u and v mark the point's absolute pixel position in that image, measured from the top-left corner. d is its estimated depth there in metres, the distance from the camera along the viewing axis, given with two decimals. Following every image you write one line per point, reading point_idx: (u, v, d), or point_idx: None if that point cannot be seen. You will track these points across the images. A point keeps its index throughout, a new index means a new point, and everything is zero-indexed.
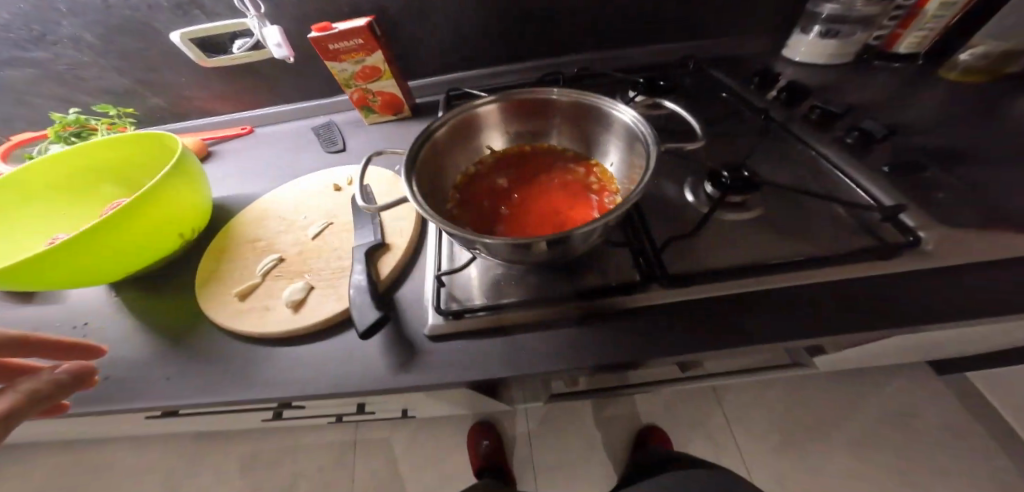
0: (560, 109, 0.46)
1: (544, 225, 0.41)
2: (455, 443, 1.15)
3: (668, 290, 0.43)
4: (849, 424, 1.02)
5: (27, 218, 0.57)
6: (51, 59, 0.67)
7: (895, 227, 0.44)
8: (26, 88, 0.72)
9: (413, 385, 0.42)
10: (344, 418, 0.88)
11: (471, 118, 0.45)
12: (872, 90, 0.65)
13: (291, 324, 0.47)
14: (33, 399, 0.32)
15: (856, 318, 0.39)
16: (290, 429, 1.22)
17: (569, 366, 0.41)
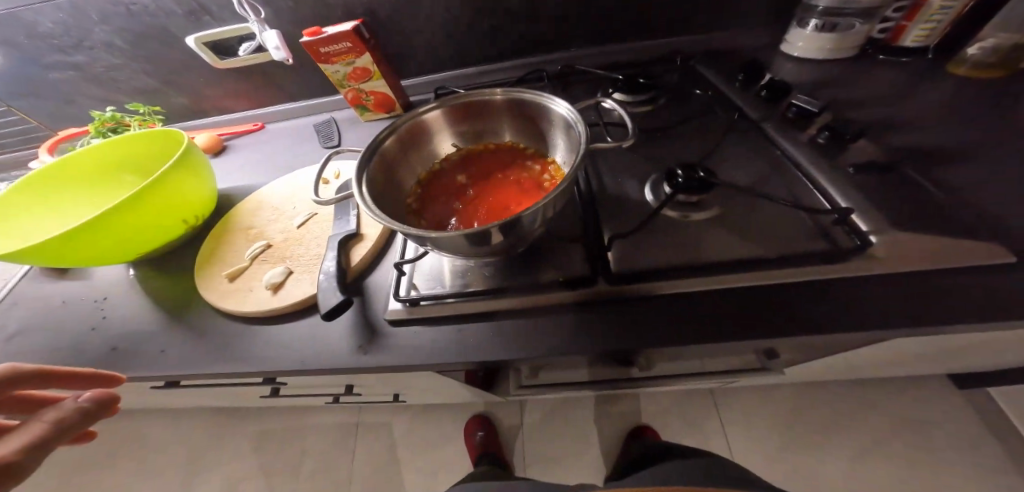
0: (511, 110, 0.49)
1: (495, 218, 0.44)
2: (451, 430, 1.20)
3: (610, 286, 0.44)
4: (846, 435, 0.99)
5: (59, 202, 0.62)
6: (89, 62, 0.74)
7: (846, 232, 0.42)
8: (70, 90, 0.79)
9: (372, 365, 0.45)
10: (340, 399, 0.94)
11: (425, 122, 0.49)
12: (875, 82, 0.61)
13: (269, 305, 0.51)
14: (54, 432, 0.30)
15: (796, 320, 0.39)
16: (298, 409, 1.29)
17: (511, 355, 0.44)
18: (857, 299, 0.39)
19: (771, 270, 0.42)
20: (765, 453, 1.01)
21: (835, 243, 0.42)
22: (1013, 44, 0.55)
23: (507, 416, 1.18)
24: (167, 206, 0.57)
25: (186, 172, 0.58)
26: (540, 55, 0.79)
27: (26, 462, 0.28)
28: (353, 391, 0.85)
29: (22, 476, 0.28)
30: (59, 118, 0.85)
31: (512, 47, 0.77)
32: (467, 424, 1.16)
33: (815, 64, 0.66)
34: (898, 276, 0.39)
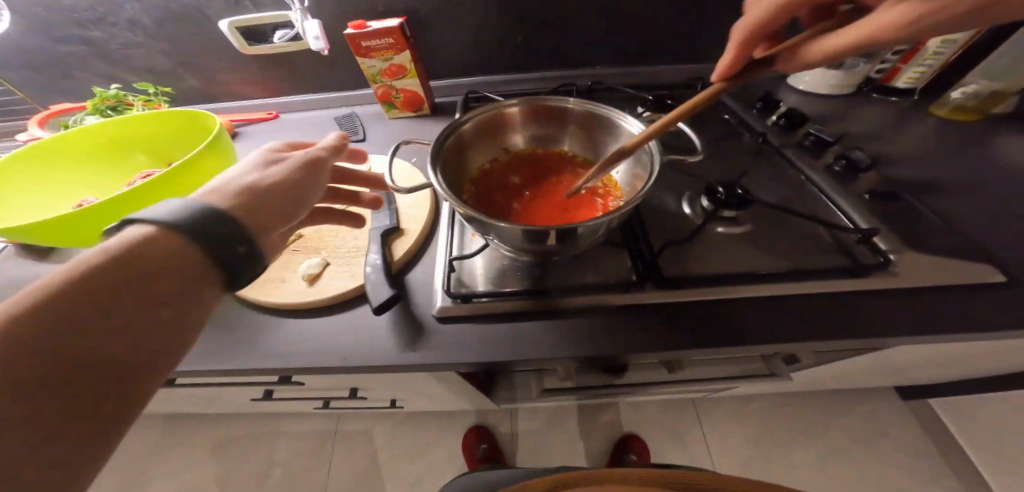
0: (577, 121, 0.50)
1: (553, 220, 0.46)
2: (438, 438, 1.17)
3: (659, 291, 0.47)
4: (817, 442, 1.07)
5: (58, 178, 0.59)
6: (107, 39, 0.70)
7: (870, 249, 0.48)
8: (72, 64, 0.73)
9: (422, 363, 0.45)
10: (333, 403, 0.89)
11: (499, 117, 0.50)
12: (874, 121, 0.68)
13: (301, 296, 0.49)
14: (320, 163, 0.41)
15: (832, 330, 0.44)
16: (270, 416, 1.20)
17: (563, 353, 0.45)
18: (879, 306, 0.44)
19: (805, 280, 0.46)
20: (745, 460, 1.06)
21: (858, 259, 0.48)
22: (987, 96, 0.65)
23: (502, 421, 1.18)
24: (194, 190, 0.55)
25: (219, 157, 0.56)
26: (568, 70, 0.81)
27: (316, 178, 0.40)
28: (355, 395, 0.80)
29: (318, 186, 0.40)
30: (49, 92, 0.78)
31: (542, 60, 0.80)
32: (467, 437, 1.13)
33: (819, 99, 0.73)
34: (913, 287, 0.45)
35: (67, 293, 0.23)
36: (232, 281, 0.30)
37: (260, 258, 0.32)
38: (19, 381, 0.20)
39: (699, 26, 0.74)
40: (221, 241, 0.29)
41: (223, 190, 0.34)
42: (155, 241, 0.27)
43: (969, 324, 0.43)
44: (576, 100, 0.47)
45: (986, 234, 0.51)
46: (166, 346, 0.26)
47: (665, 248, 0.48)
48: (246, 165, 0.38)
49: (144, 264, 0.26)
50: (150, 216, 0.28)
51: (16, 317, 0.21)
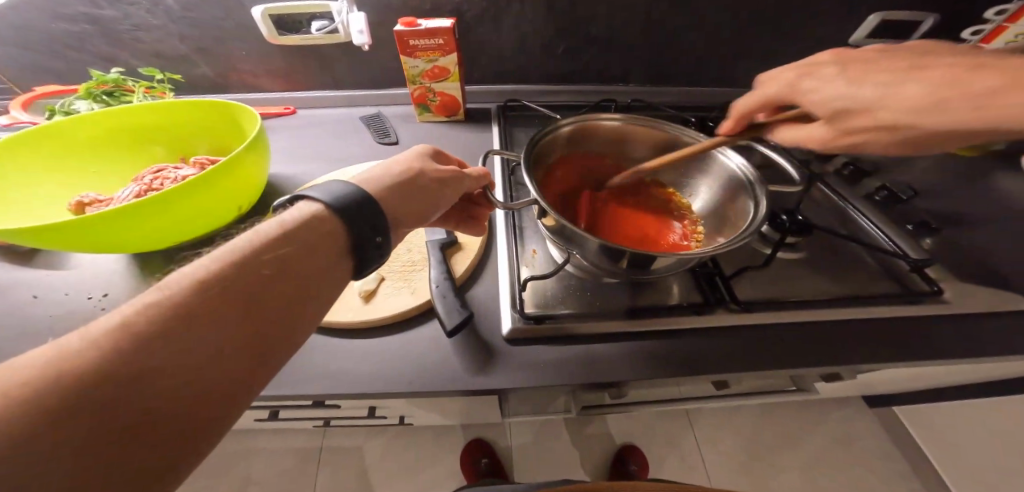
0: (665, 145, 0.55)
1: (633, 235, 0.50)
2: (433, 454, 1.06)
3: (736, 315, 0.48)
4: (827, 457, 1.06)
5: (61, 171, 0.54)
6: (117, 18, 0.65)
7: (920, 278, 0.52)
8: (70, 43, 0.68)
9: (500, 388, 0.42)
10: (332, 422, 0.79)
11: (590, 125, 0.54)
12: None
13: (364, 313, 0.45)
14: (444, 186, 0.39)
15: (886, 351, 0.46)
16: (238, 431, 1.05)
17: (646, 376, 0.44)
18: (922, 331, 0.48)
19: (867, 306, 0.49)
20: (747, 466, 1.05)
21: (911, 286, 0.52)
22: None
23: (502, 434, 1.08)
24: (227, 190, 0.50)
25: (257, 157, 0.53)
26: (597, 83, 0.85)
27: (438, 203, 0.38)
28: (372, 414, 0.73)
29: (438, 211, 0.38)
30: (40, 69, 0.71)
31: (575, 71, 0.82)
32: (464, 453, 1.03)
33: None
34: (948, 312, 0.49)
35: (244, 257, 0.26)
36: (361, 267, 0.32)
37: (391, 247, 0.33)
38: (201, 323, 0.22)
39: (722, 51, 0.80)
40: (362, 228, 0.31)
41: (380, 178, 0.35)
42: (313, 222, 0.30)
43: (999, 349, 0.47)
44: (674, 126, 0.52)
45: (998, 260, 0.56)
46: (313, 307, 0.28)
47: (738, 273, 0.49)
48: (404, 157, 0.38)
49: (302, 241, 0.28)
50: (317, 194, 0.31)
51: (207, 272, 0.24)
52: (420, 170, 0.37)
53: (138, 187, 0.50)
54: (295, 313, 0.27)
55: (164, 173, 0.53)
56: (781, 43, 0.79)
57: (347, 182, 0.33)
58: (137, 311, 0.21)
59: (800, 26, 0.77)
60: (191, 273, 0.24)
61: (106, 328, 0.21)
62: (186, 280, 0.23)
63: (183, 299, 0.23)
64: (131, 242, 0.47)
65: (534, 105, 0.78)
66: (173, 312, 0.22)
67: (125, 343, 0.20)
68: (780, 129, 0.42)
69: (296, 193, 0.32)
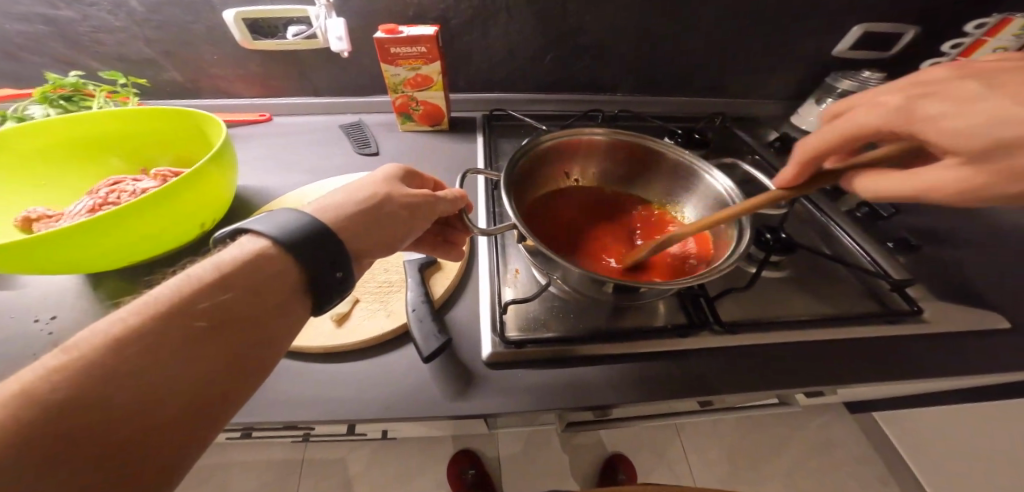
0: (652, 161, 0.54)
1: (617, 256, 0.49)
2: (416, 467, 1.03)
3: (720, 337, 0.47)
4: (811, 464, 1.06)
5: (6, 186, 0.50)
6: (76, 20, 0.62)
7: (901, 297, 0.52)
8: (25, 43, 0.64)
9: (477, 415, 0.40)
10: (310, 438, 0.76)
11: (572, 141, 0.53)
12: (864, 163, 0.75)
13: (335, 339, 0.43)
14: (414, 212, 0.37)
15: (868, 372, 0.46)
16: (212, 445, 1.01)
17: (629, 401, 0.43)
18: (903, 350, 0.48)
19: (849, 326, 0.49)
20: (733, 474, 1.04)
21: (891, 306, 0.52)
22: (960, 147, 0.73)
23: (490, 443, 1.06)
24: (189, 206, 0.48)
25: (222, 171, 0.50)
26: (583, 93, 0.84)
27: (408, 231, 0.36)
28: (349, 432, 0.70)
29: (408, 239, 0.37)
30: None
31: (562, 81, 0.81)
32: (449, 465, 1.00)
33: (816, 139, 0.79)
34: (928, 332, 0.49)
35: (175, 305, 0.24)
36: (320, 303, 0.30)
37: (353, 281, 0.31)
38: (120, 385, 0.20)
39: (708, 62, 0.80)
40: (317, 265, 0.29)
41: (343, 207, 0.33)
42: (259, 261, 0.28)
43: (979, 368, 0.47)
44: (660, 143, 0.51)
45: (973, 277, 0.57)
46: (267, 346, 0.26)
47: (723, 294, 0.48)
48: (370, 179, 0.37)
49: (245, 283, 0.27)
50: (263, 228, 0.29)
51: (128, 325, 0.22)
52: (386, 194, 0.35)
53: (91, 201, 0.47)
54: (246, 353, 0.25)
55: (122, 185, 0.50)
56: (766, 56, 0.80)
57: (300, 211, 0.31)
58: (40, 375, 0.19)
59: (785, 39, 0.77)
60: (107, 328, 0.22)
61: (2, 399, 0.18)
62: (102, 336, 0.21)
63: (98, 359, 0.21)
64: (82, 263, 0.44)
65: (519, 115, 0.77)
66: (84, 374, 0.20)
67: (25, 417, 0.18)
68: (864, 177, 0.31)
69: (239, 226, 0.29)
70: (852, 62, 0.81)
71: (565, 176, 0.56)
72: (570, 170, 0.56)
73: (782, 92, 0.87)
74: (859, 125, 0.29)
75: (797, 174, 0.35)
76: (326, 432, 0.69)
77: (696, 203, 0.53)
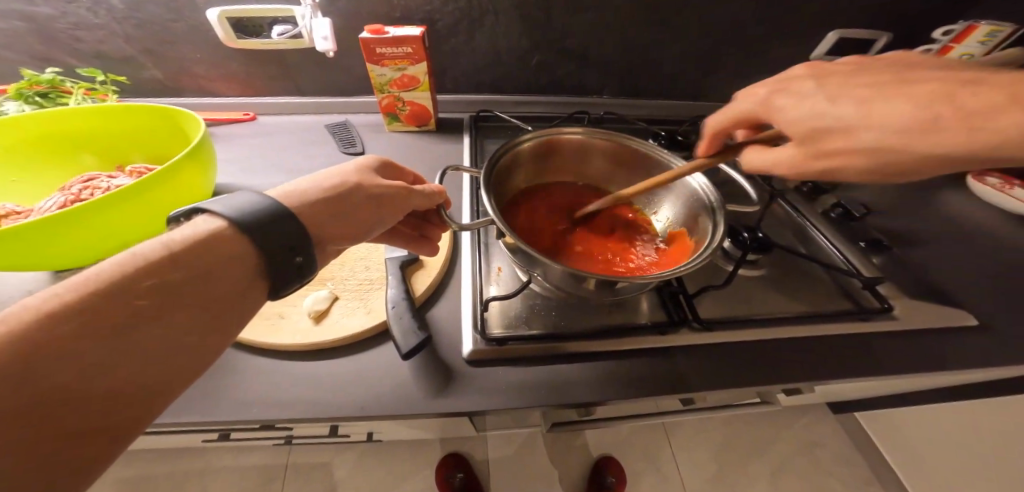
0: (633, 161, 0.55)
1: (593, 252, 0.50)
2: (402, 473, 1.01)
3: (698, 334, 0.48)
4: (796, 464, 1.07)
5: None
6: (55, 17, 0.61)
7: (872, 295, 0.53)
8: (1, 39, 0.64)
9: (455, 411, 0.40)
10: (294, 441, 0.75)
11: (554, 140, 0.54)
12: None
13: (313, 335, 0.43)
14: (378, 204, 0.37)
15: (838, 365, 0.47)
16: (195, 449, 0.99)
17: (607, 397, 0.43)
18: (874, 345, 0.49)
19: (821, 322, 0.50)
20: (719, 474, 1.05)
21: (864, 304, 0.53)
22: None
23: (478, 446, 1.05)
24: (164, 203, 0.47)
25: (201, 168, 0.50)
26: (569, 95, 0.85)
27: (370, 222, 0.36)
28: (333, 434, 0.69)
29: (370, 231, 0.37)
30: None
31: (548, 84, 0.83)
32: (437, 469, 0.99)
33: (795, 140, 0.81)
34: (897, 329, 0.50)
35: (118, 283, 0.23)
36: (278, 286, 0.30)
37: (313, 267, 0.31)
38: (49, 365, 0.20)
39: (691, 67, 0.82)
40: (274, 249, 0.29)
41: (310, 193, 0.33)
42: (211, 241, 0.28)
43: (946, 362, 0.48)
44: (641, 143, 0.53)
45: (940, 276, 0.59)
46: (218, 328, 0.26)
47: (702, 291, 0.49)
48: (343, 169, 0.37)
49: (196, 263, 0.26)
50: (219, 210, 0.29)
51: (64, 302, 0.22)
52: (357, 184, 0.36)
53: (63, 198, 0.47)
54: (196, 336, 0.25)
55: (95, 182, 0.50)
56: (747, 61, 0.82)
57: (261, 197, 0.31)
58: None
59: (765, 45, 0.79)
60: (40, 304, 0.21)
61: None
62: (34, 313, 0.21)
63: (29, 335, 0.20)
64: (51, 259, 0.43)
65: (506, 116, 0.78)
66: (8, 351, 0.19)
67: None
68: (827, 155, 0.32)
69: (196, 205, 0.29)
70: None
71: (546, 173, 0.57)
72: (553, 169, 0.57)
73: None
74: (742, 110, 0.38)
75: (709, 145, 0.43)
76: (308, 435, 0.68)
77: (674, 200, 0.54)
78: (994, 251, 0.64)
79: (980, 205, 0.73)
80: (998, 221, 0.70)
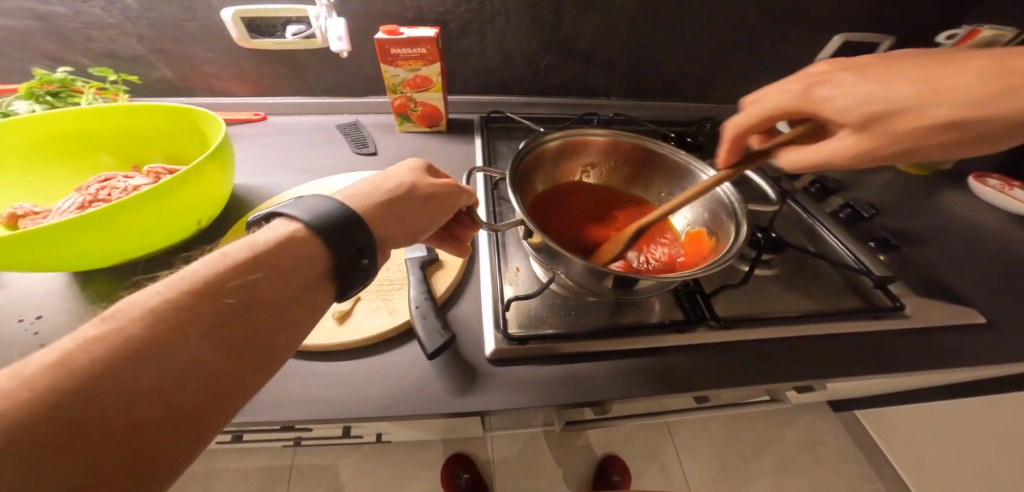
0: (654, 162, 0.56)
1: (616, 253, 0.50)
2: (409, 475, 1.00)
3: (716, 332, 0.48)
4: (799, 461, 1.09)
5: None
6: (66, 15, 0.61)
7: (883, 293, 0.54)
8: (10, 38, 0.63)
9: (481, 409, 0.41)
10: (304, 443, 0.75)
11: (577, 140, 0.55)
12: (844, 168, 0.79)
13: (338, 335, 0.43)
14: (433, 203, 0.38)
15: (854, 362, 0.48)
16: (199, 452, 0.98)
17: (628, 394, 0.44)
18: (887, 343, 0.50)
19: (836, 321, 0.51)
20: (723, 473, 1.06)
21: (875, 302, 0.54)
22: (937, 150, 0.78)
23: (483, 447, 1.06)
24: (186, 204, 0.47)
25: (223, 168, 0.50)
26: (578, 97, 0.86)
27: (428, 221, 0.37)
28: (345, 434, 0.69)
29: (429, 229, 0.37)
30: None
31: (557, 85, 0.83)
32: (443, 470, 0.99)
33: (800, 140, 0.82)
34: (908, 326, 0.51)
35: (209, 283, 0.24)
36: (344, 289, 0.30)
37: (376, 268, 0.32)
38: (150, 360, 0.20)
39: (699, 69, 0.83)
40: (345, 252, 0.29)
41: (371, 196, 0.34)
42: (289, 244, 0.28)
43: (958, 359, 0.49)
44: (663, 145, 0.54)
45: (947, 274, 0.60)
46: (296, 328, 0.27)
47: (720, 290, 0.50)
48: (396, 172, 0.38)
49: (273, 264, 0.27)
50: (297, 213, 0.29)
51: (166, 301, 0.23)
52: (412, 185, 0.37)
53: (81, 198, 0.46)
54: (277, 334, 0.26)
55: (113, 182, 0.49)
56: (752, 64, 0.83)
57: (332, 199, 0.31)
58: (80, 345, 0.20)
59: (772, 47, 0.80)
60: (144, 302, 0.22)
61: (43, 366, 0.19)
62: (140, 310, 0.22)
63: (136, 330, 0.21)
64: (71, 259, 0.43)
65: (517, 117, 0.78)
66: (120, 346, 0.20)
67: (69, 383, 0.18)
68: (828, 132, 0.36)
69: (272, 210, 0.30)
70: None
71: (567, 174, 0.57)
72: (574, 169, 0.57)
73: None
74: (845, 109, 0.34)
75: (729, 154, 0.42)
76: (320, 436, 0.68)
77: (693, 200, 0.54)
78: (996, 249, 0.66)
79: (981, 205, 0.75)
80: (999, 221, 0.72)
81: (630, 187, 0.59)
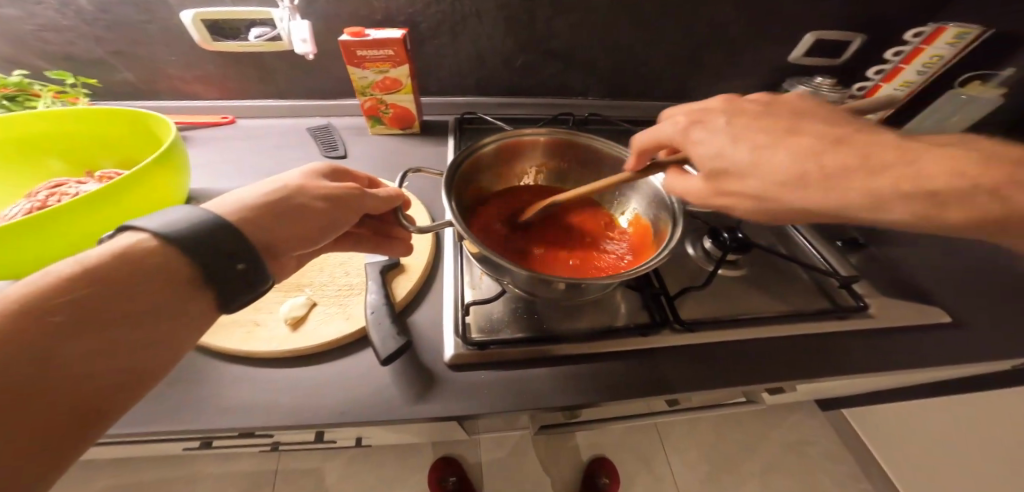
0: (599, 161, 0.56)
1: (560, 258, 0.50)
2: (394, 479, 0.99)
3: (679, 335, 0.48)
4: (785, 460, 1.08)
5: None
6: (20, 18, 0.60)
7: (848, 294, 0.54)
8: None
9: (434, 417, 0.40)
10: (282, 448, 0.74)
11: (518, 141, 0.55)
12: None
13: (288, 343, 0.43)
14: (324, 206, 0.37)
15: (816, 364, 0.48)
16: (182, 458, 0.97)
17: (586, 399, 0.43)
18: (852, 344, 0.50)
19: (802, 321, 0.50)
20: (710, 473, 1.05)
21: (841, 302, 0.54)
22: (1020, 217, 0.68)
23: (470, 449, 1.05)
24: (134, 210, 0.46)
25: (173, 173, 0.50)
26: (554, 98, 0.86)
27: (326, 224, 0.37)
28: (320, 440, 0.68)
29: (331, 233, 0.37)
30: None
31: (531, 86, 0.83)
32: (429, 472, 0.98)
33: None
34: (873, 326, 0.51)
35: (30, 303, 0.22)
36: (228, 300, 0.29)
37: (263, 272, 0.31)
38: None
39: (673, 67, 0.82)
40: (214, 260, 0.29)
41: (255, 206, 0.33)
42: (133, 255, 0.27)
43: (920, 359, 0.49)
44: (605, 144, 0.54)
45: (915, 273, 0.60)
46: (158, 335, 0.26)
47: (683, 291, 0.49)
48: (284, 177, 0.37)
49: (113, 278, 0.25)
50: (147, 225, 0.28)
51: None
52: (299, 190, 0.36)
53: (28, 204, 0.45)
54: (132, 342, 0.25)
55: (63, 188, 0.49)
56: (728, 62, 0.82)
57: (204, 209, 0.30)
58: None
59: (747, 45, 0.80)
60: None
61: None
62: None
63: None
64: (14, 267, 0.42)
65: (489, 118, 0.78)
66: None
67: None
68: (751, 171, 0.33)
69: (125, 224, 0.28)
70: (810, 67, 0.84)
71: (512, 175, 0.58)
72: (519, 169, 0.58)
73: (746, 97, 0.90)
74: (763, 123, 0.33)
75: None
76: (293, 442, 0.67)
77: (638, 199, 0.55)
78: (968, 247, 0.66)
79: None
80: None
81: (578, 186, 0.60)
